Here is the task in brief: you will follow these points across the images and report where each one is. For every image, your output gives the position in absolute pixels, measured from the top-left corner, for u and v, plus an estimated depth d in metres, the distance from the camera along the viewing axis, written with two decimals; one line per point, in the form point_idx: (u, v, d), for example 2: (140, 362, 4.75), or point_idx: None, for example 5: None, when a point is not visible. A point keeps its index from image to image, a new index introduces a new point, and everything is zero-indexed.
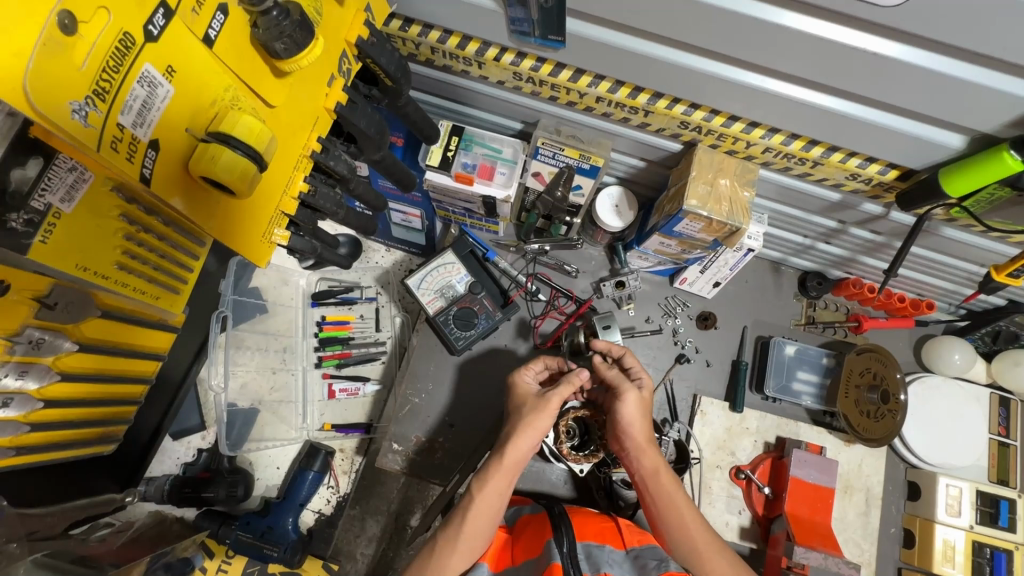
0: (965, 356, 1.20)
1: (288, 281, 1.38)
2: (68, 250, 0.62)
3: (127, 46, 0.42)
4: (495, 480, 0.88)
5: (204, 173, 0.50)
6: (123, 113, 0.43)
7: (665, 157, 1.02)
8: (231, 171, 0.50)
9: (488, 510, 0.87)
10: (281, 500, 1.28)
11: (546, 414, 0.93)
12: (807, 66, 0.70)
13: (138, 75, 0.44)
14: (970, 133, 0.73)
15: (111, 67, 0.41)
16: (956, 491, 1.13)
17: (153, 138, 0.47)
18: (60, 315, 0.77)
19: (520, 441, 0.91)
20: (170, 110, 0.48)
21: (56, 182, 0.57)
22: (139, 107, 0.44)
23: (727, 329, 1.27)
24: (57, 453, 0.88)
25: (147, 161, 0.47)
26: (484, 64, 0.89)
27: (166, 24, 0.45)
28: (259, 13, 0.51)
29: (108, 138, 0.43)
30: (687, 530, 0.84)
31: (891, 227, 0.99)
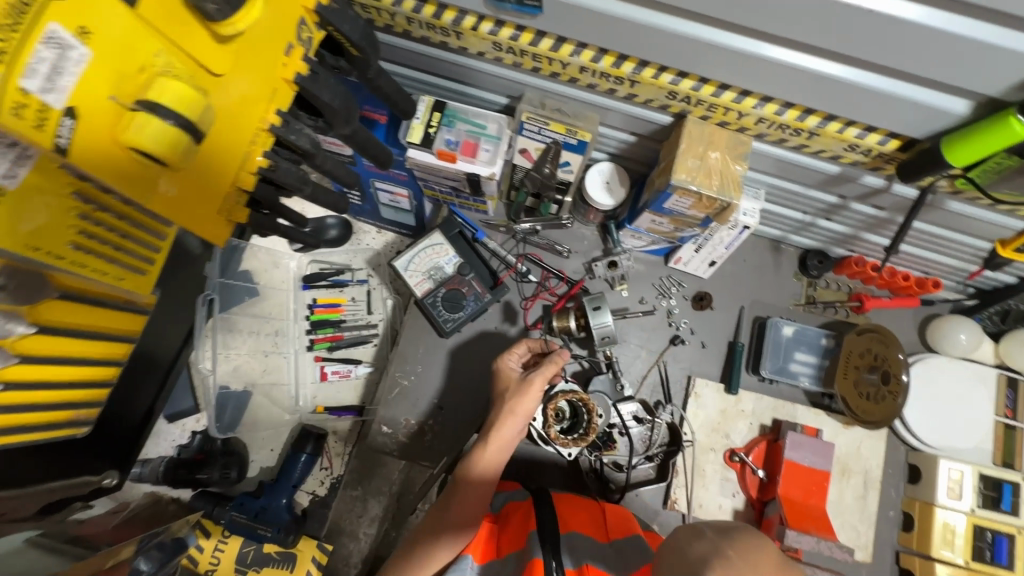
0: (972, 336, 1.16)
1: (279, 264, 1.37)
2: (16, 231, 0.59)
3: (25, 3, 0.41)
4: (479, 465, 0.91)
5: (134, 145, 0.49)
6: (26, 77, 0.41)
7: (655, 131, 0.98)
8: (161, 142, 0.49)
9: (475, 495, 0.90)
10: (275, 482, 1.29)
11: (529, 398, 0.95)
12: (798, 28, 0.66)
13: (44, 36, 0.42)
14: (975, 97, 0.69)
15: (5, 25, 0.40)
16: (957, 475, 1.09)
17: (68, 106, 0.45)
18: (13, 297, 0.71)
19: (505, 427, 0.94)
20: (87, 77, 0.45)
21: None
22: (47, 71, 0.42)
23: (724, 310, 1.23)
24: (22, 436, 0.85)
25: (62, 131, 0.45)
26: (463, 34, 0.85)
27: None
28: None
29: (10, 104, 0.41)
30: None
31: (893, 201, 0.95)
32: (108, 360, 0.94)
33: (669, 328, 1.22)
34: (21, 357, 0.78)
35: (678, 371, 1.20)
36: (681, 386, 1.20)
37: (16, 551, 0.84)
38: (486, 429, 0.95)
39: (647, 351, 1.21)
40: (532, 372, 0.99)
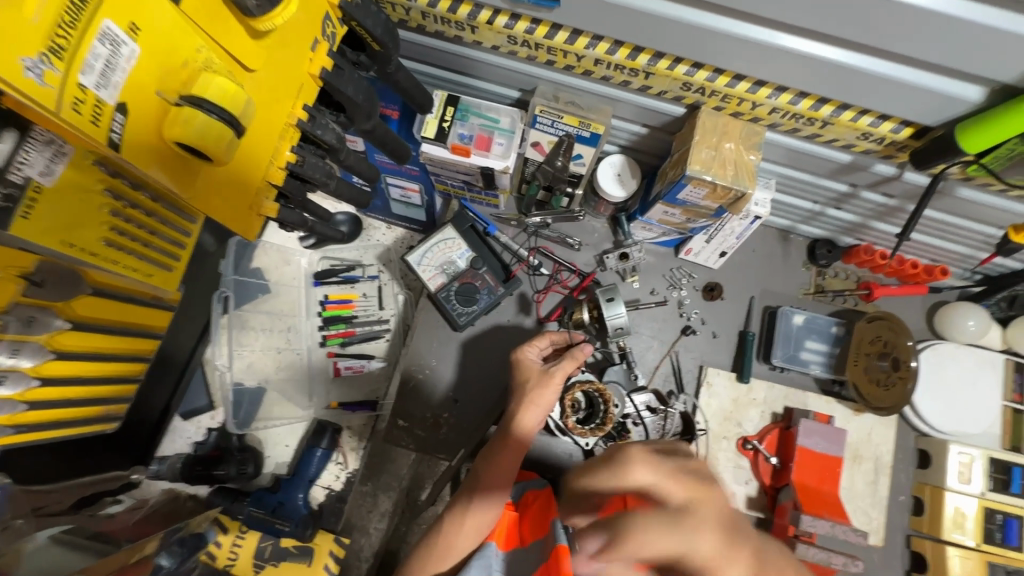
0: (980, 322, 1.17)
1: (291, 261, 1.37)
2: (53, 228, 0.61)
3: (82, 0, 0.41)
4: (501, 455, 0.91)
5: (178, 139, 0.50)
6: (83, 73, 0.43)
7: (668, 123, 0.99)
8: (206, 137, 0.50)
9: (496, 484, 0.89)
10: (292, 476, 1.31)
11: (551, 389, 0.95)
12: (816, 17, 0.66)
13: (99, 33, 0.43)
14: (990, 84, 0.69)
15: (65, 24, 0.41)
16: (967, 459, 1.11)
17: (119, 101, 0.46)
18: (50, 292, 0.74)
19: (526, 417, 0.94)
20: (136, 71, 0.47)
21: (34, 157, 0.56)
22: (102, 67, 0.44)
23: (734, 300, 1.24)
24: (56, 431, 0.85)
25: (115, 125, 0.47)
26: (477, 28, 0.85)
27: None
28: None
29: (69, 99, 0.43)
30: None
31: (904, 189, 0.96)
32: (136, 357, 0.95)
33: (680, 319, 1.23)
34: (57, 353, 0.79)
35: (690, 361, 1.21)
36: (693, 376, 1.21)
37: (46, 545, 0.85)
38: (508, 419, 0.95)
39: (659, 342, 1.22)
40: (554, 365, 0.98)
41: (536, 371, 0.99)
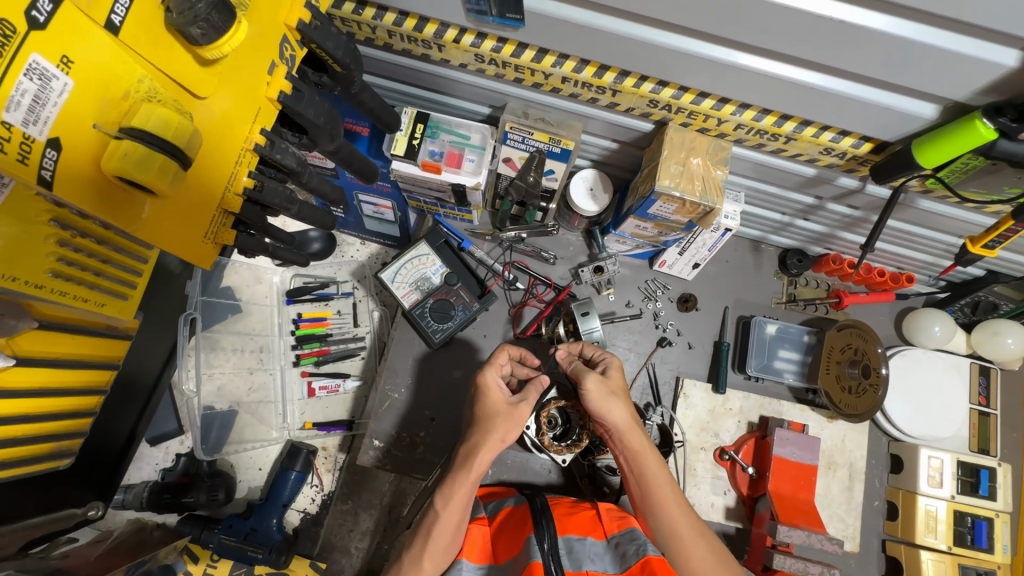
0: (945, 328, 1.19)
1: (262, 279, 1.35)
2: None
3: (6, 34, 0.40)
4: (461, 494, 0.81)
5: (118, 172, 0.47)
6: (8, 109, 0.41)
7: (638, 138, 0.99)
8: (145, 170, 0.47)
9: (453, 524, 0.81)
10: (264, 501, 1.26)
11: (517, 426, 0.86)
12: (775, 38, 0.68)
13: (25, 67, 0.41)
14: (944, 101, 0.71)
15: None
16: (938, 463, 1.13)
17: (52, 137, 0.45)
18: None
19: (487, 455, 0.84)
20: (71, 105, 0.45)
21: None
22: (29, 103, 0.42)
23: (709, 311, 1.25)
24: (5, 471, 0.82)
25: (47, 162, 0.45)
26: (444, 47, 0.85)
27: (54, 9, 0.42)
28: None
29: None
30: (671, 515, 0.80)
31: (868, 201, 0.98)
32: (91, 389, 0.91)
33: (656, 330, 1.23)
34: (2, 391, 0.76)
35: (667, 372, 1.22)
36: (670, 387, 1.21)
37: None
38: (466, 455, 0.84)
39: (636, 355, 1.21)
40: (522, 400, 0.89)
41: (503, 404, 0.88)
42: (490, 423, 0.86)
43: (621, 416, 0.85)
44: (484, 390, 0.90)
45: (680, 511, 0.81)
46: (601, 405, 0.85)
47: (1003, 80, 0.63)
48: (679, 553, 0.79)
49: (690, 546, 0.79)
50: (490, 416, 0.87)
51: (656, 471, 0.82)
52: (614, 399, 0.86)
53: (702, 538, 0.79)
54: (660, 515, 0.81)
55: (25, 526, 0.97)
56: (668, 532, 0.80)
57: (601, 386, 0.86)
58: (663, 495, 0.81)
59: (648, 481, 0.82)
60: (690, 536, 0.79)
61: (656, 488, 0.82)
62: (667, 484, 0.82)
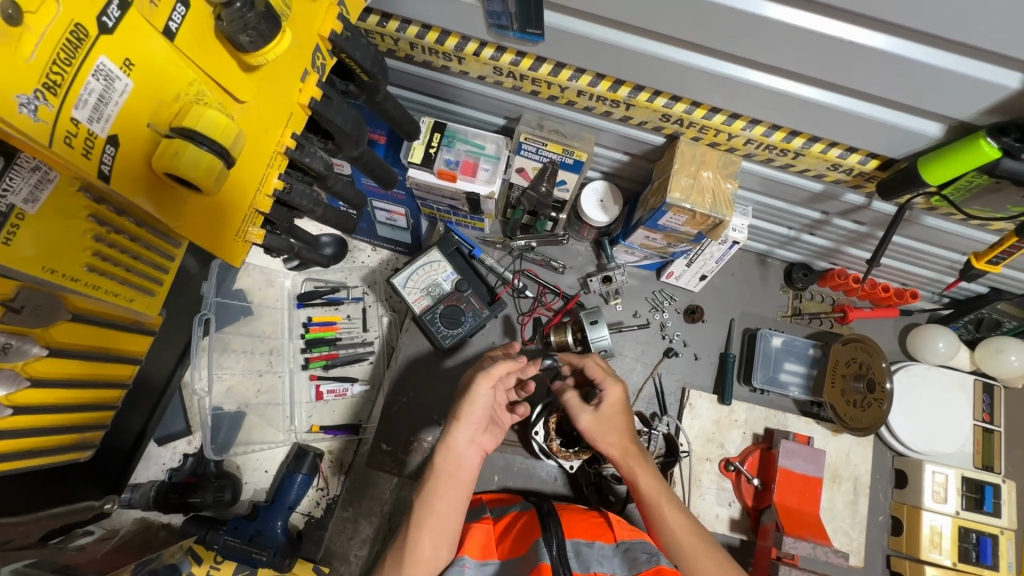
0: (950, 344, 1.20)
1: (274, 282, 1.36)
2: (34, 253, 0.63)
3: (80, 38, 0.42)
4: (434, 487, 0.79)
5: (168, 170, 0.49)
6: (77, 107, 0.43)
7: (649, 151, 1.02)
8: (195, 168, 0.49)
9: (430, 516, 0.78)
10: (269, 504, 1.27)
11: (479, 404, 0.81)
12: (786, 57, 0.70)
13: (94, 68, 0.43)
14: (948, 121, 0.73)
15: (62, 60, 0.41)
16: (942, 478, 1.14)
17: (111, 134, 0.47)
18: (26, 318, 0.72)
19: (453, 437, 0.80)
20: (129, 105, 0.47)
21: (19, 182, 0.59)
22: (95, 102, 0.44)
23: (715, 323, 1.27)
24: (27, 461, 0.83)
25: (105, 158, 0.47)
26: (464, 59, 0.88)
27: (122, 15, 0.44)
28: (222, 5, 0.50)
29: (62, 133, 0.43)
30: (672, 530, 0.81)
31: (873, 217, 1.00)
32: (112, 384, 0.93)
33: (663, 341, 1.25)
34: (30, 381, 0.77)
35: (673, 382, 1.23)
36: (676, 398, 1.22)
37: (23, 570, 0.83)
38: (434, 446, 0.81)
39: (642, 364, 1.23)
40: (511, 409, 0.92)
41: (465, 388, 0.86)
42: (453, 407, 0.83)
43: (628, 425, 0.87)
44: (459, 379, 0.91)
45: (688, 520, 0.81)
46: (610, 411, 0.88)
47: (1008, 100, 0.66)
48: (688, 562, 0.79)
49: (697, 556, 0.78)
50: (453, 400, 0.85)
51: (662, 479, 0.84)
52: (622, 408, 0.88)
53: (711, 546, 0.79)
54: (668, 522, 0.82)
55: (44, 517, 0.98)
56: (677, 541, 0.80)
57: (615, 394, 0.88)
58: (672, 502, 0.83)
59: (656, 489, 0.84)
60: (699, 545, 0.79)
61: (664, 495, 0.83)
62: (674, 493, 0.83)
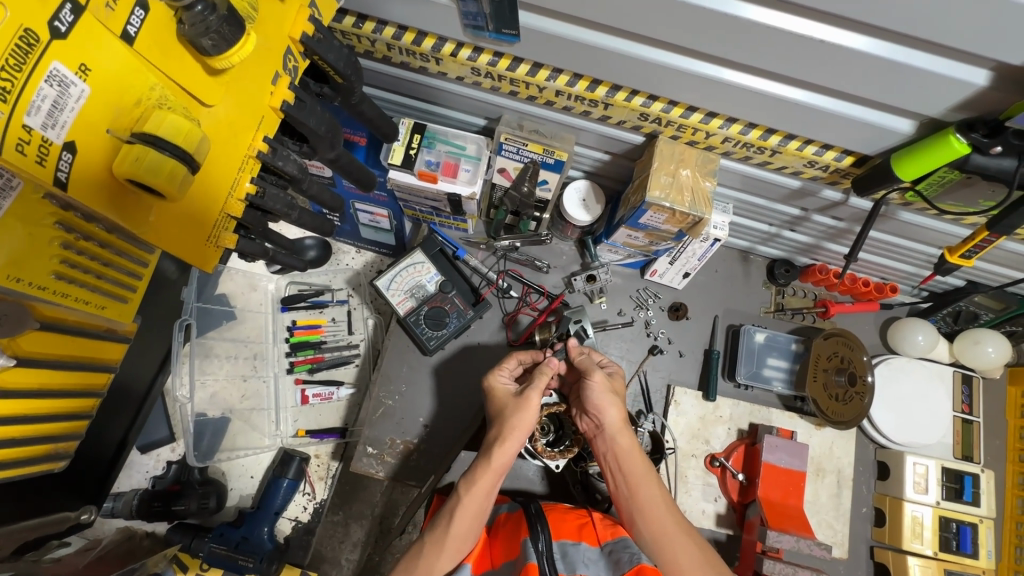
0: (928, 336, 1.23)
1: (257, 286, 1.36)
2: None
3: (30, 44, 0.41)
4: (483, 481, 0.87)
5: (129, 176, 0.49)
6: (29, 114, 0.43)
7: (628, 150, 1.02)
8: (157, 174, 0.49)
9: (475, 509, 0.86)
10: (256, 510, 1.26)
11: (530, 411, 0.92)
12: (757, 56, 0.71)
13: (46, 74, 0.43)
14: (919, 117, 0.74)
15: (11, 65, 0.41)
16: (923, 469, 1.16)
17: (68, 140, 0.46)
18: None
19: (509, 442, 0.89)
20: (86, 111, 0.47)
21: None
22: (48, 108, 0.44)
23: (698, 319, 1.28)
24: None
25: (62, 165, 0.46)
26: (442, 60, 0.87)
27: (75, 20, 0.44)
28: (184, 9, 0.49)
29: (13, 140, 0.42)
30: (655, 513, 0.86)
31: (851, 212, 1.01)
32: (88, 393, 0.92)
33: (648, 338, 1.25)
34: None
35: (658, 380, 1.23)
36: (661, 395, 1.22)
37: None
38: (487, 446, 0.90)
39: (628, 362, 1.23)
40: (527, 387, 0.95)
41: (512, 396, 0.95)
42: (504, 415, 0.93)
43: (614, 415, 0.93)
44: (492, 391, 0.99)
45: (664, 512, 0.87)
46: (600, 402, 0.93)
47: (975, 97, 0.67)
48: (666, 552, 0.84)
49: (677, 536, 0.85)
50: (503, 408, 0.94)
51: (640, 469, 0.89)
52: (611, 398, 0.93)
53: (682, 533, 0.85)
54: (641, 513, 0.87)
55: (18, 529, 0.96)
56: (652, 532, 0.86)
57: (603, 385, 0.94)
58: (648, 495, 0.88)
59: (633, 479, 0.89)
60: (673, 533, 0.85)
61: (640, 486, 0.88)
62: (651, 485, 0.88)
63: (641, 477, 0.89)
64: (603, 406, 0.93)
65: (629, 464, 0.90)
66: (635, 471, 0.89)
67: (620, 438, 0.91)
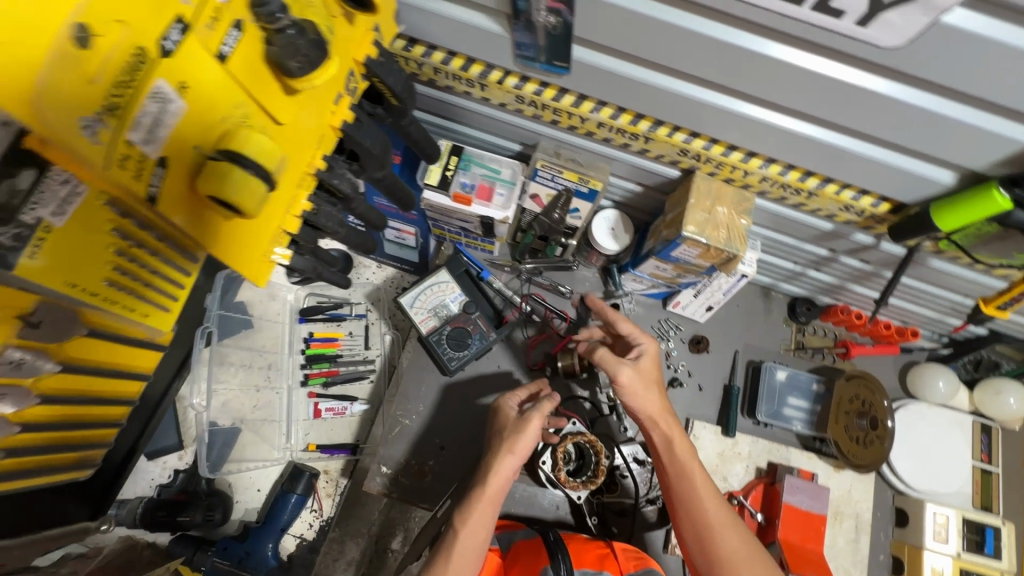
0: (949, 383, 1.23)
1: (275, 296, 1.34)
2: (57, 268, 0.58)
3: (140, 62, 0.42)
4: (478, 513, 0.85)
5: (210, 193, 0.49)
6: (133, 130, 0.43)
7: (662, 184, 1.03)
8: (242, 191, 0.49)
9: (476, 544, 0.84)
10: (261, 525, 1.23)
11: (529, 435, 0.91)
12: (805, 101, 0.72)
13: (150, 92, 0.43)
14: (961, 170, 0.75)
15: (122, 82, 0.41)
16: (943, 519, 1.14)
17: (162, 155, 0.47)
18: (44, 334, 0.67)
19: (501, 467, 0.89)
20: (179, 127, 0.47)
21: (48, 195, 0.53)
22: (149, 124, 0.44)
23: (718, 354, 1.27)
24: (25, 480, 0.80)
25: (155, 180, 0.47)
26: (487, 87, 0.89)
27: (182, 39, 0.44)
28: (275, 31, 0.50)
29: (116, 155, 0.43)
30: (700, 504, 0.84)
31: (881, 257, 1.02)
32: (115, 399, 0.90)
33: (667, 371, 1.25)
34: (41, 399, 0.75)
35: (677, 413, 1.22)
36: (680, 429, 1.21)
37: None
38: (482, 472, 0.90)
39: None
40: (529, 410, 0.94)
41: (513, 418, 0.95)
42: (502, 437, 0.93)
43: (654, 402, 0.91)
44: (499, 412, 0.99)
45: (709, 499, 0.85)
46: (632, 387, 0.91)
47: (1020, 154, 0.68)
48: (710, 545, 0.82)
49: (721, 527, 0.82)
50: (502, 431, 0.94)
51: (685, 454, 0.88)
52: (647, 390, 0.92)
53: (734, 533, 0.82)
54: (682, 504, 0.85)
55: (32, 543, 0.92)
56: (693, 525, 0.84)
57: (637, 371, 0.91)
58: (691, 482, 0.86)
59: (676, 465, 0.88)
60: (723, 532, 0.82)
61: (682, 473, 0.87)
62: (697, 472, 0.87)
63: (685, 462, 0.88)
64: (637, 390, 0.91)
65: (669, 450, 0.89)
66: (679, 456, 0.88)
67: (660, 425, 0.91)
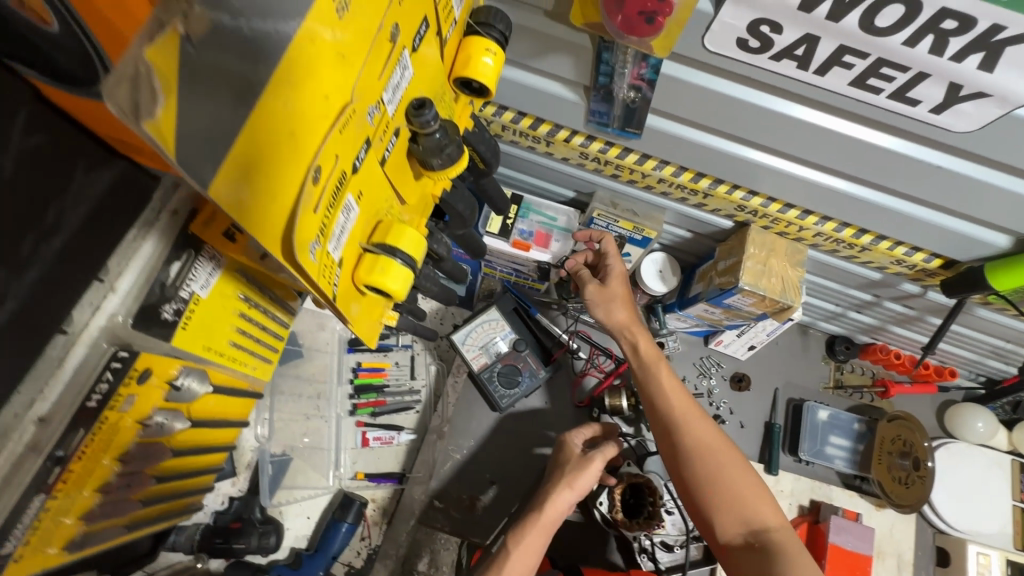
0: (988, 425, 1.25)
1: (325, 326, 1.39)
2: (198, 335, 0.64)
3: (342, 184, 0.47)
4: (530, 537, 0.88)
5: (370, 283, 0.55)
6: (331, 242, 0.48)
7: (714, 232, 1.08)
8: (399, 281, 0.56)
9: (523, 567, 0.86)
10: (314, 552, 1.26)
11: (589, 474, 0.94)
12: (871, 173, 0.75)
13: (343, 207, 0.48)
14: (1016, 234, 0.79)
15: (331, 205, 0.46)
16: (986, 559, 1.14)
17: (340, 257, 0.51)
18: (186, 396, 0.67)
19: (559, 499, 0.91)
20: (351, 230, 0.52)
21: (200, 274, 0.61)
22: (339, 234, 0.49)
23: (759, 391, 1.30)
24: (144, 529, 0.79)
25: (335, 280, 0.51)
26: (553, 143, 0.94)
27: (365, 157, 0.49)
28: (423, 133, 0.57)
29: (322, 270, 0.47)
30: (670, 397, 0.87)
31: (927, 305, 1.05)
32: (220, 447, 0.90)
33: (710, 408, 1.28)
34: (175, 452, 0.73)
35: None
36: None
37: None
38: (539, 500, 0.93)
39: None
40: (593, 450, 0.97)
41: (578, 455, 0.99)
42: (563, 470, 0.97)
43: (620, 315, 0.94)
44: (564, 447, 1.03)
45: (682, 399, 0.86)
46: (599, 291, 0.95)
47: None
48: (687, 438, 0.83)
49: (694, 421, 0.84)
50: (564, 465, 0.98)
51: (650, 357, 0.91)
52: (614, 301, 0.95)
53: (705, 425, 0.84)
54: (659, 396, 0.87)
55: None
56: (668, 419, 0.85)
57: (600, 285, 0.96)
58: (662, 382, 0.89)
59: (645, 367, 0.90)
60: (697, 425, 0.83)
61: (653, 374, 0.90)
62: (662, 373, 0.89)
63: (655, 365, 0.90)
64: (606, 292, 0.95)
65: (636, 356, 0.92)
66: (646, 358, 0.91)
67: (627, 333, 0.93)
